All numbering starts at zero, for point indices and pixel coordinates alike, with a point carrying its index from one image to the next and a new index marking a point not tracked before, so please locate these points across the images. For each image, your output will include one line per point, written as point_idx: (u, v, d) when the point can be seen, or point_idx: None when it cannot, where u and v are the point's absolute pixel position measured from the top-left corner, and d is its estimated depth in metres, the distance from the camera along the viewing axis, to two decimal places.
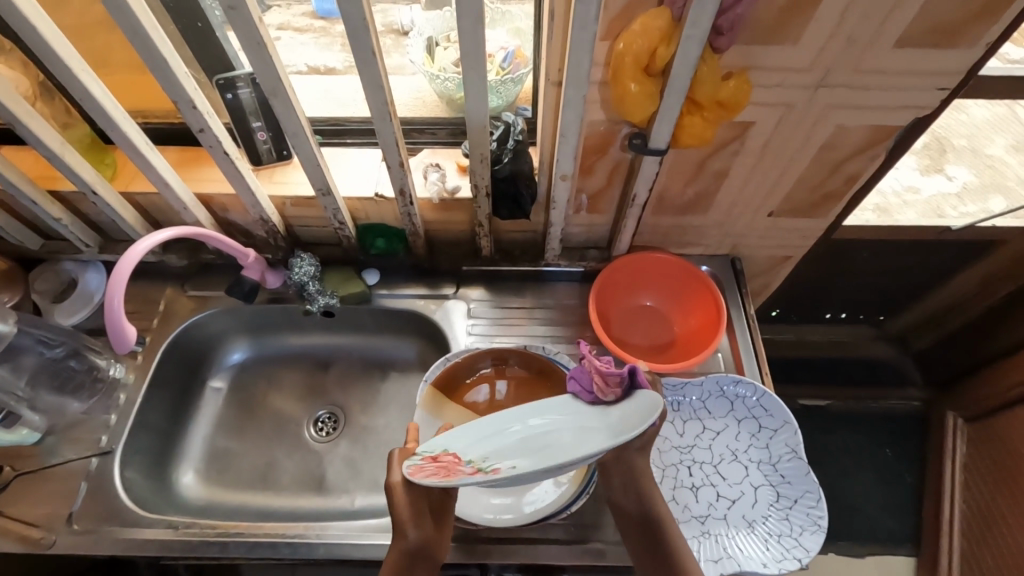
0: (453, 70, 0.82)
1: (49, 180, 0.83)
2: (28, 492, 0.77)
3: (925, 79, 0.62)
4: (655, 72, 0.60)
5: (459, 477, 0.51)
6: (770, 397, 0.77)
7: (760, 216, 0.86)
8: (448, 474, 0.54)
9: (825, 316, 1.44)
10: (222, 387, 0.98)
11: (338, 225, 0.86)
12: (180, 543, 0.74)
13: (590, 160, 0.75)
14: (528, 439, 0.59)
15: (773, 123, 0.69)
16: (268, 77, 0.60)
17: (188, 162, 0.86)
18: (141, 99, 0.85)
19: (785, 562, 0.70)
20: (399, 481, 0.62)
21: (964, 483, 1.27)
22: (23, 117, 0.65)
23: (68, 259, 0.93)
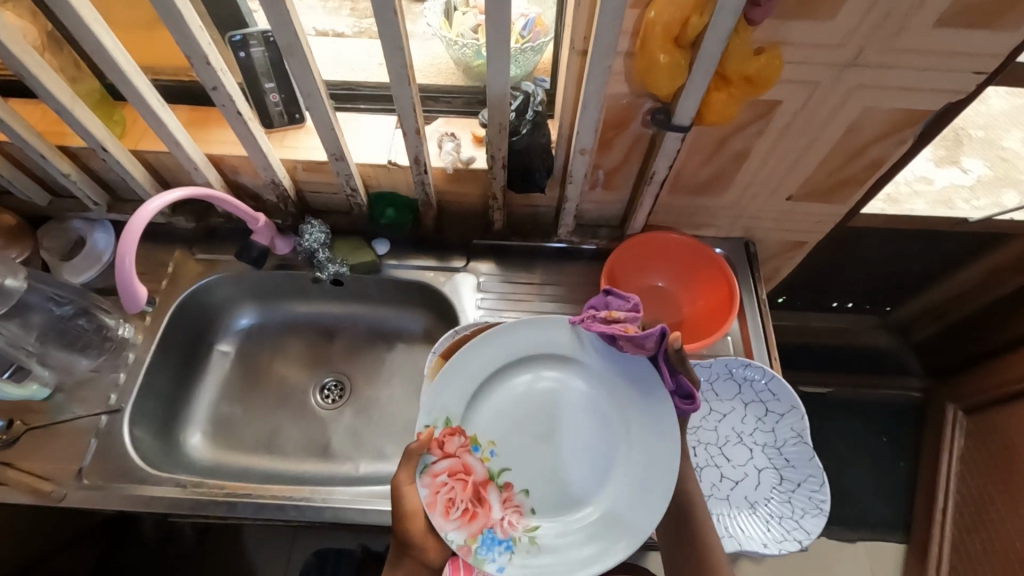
0: (472, 37, 0.79)
1: (57, 135, 0.81)
2: (37, 446, 0.78)
3: (962, 62, 0.60)
4: (684, 44, 0.58)
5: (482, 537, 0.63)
6: (779, 381, 0.75)
7: (778, 199, 0.84)
8: (469, 517, 0.63)
9: (832, 303, 1.44)
10: (230, 351, 0.98)
11: (350, 192, 0.85)
12: (189, 501, 0.75)
13: (610, 134, 0.74)
14: (528, 408, 0.70)
15: (800, 103, 0.67)
16: (285, 34, 0.58)
17: (198, 121, 0.85)
18: (151, 55, 0.82)
19: (786, 543, 0.71)
20: (405, 481, 0.63)
21: (959, 473, 1.29)
22: (33, 68, 0.63)
23: (76, 216, 0.92)
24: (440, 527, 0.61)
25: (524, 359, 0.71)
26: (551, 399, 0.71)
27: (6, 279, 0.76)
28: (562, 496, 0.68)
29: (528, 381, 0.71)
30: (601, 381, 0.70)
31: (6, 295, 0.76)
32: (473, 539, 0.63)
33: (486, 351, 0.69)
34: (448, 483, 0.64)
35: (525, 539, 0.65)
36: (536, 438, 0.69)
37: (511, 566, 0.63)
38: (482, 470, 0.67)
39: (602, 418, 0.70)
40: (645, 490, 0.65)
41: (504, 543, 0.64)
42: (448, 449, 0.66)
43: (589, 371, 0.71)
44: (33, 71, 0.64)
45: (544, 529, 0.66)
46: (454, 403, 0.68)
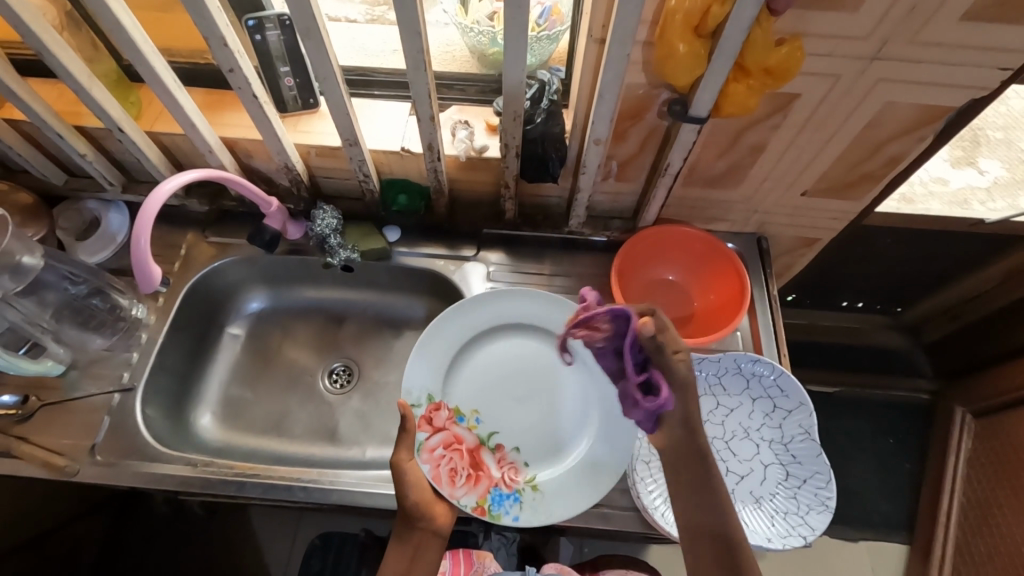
0: (488, 24, 0.78)
1: (74, 116, 0.82)
2: (52, 422, 0.79)
3: (988, 57, 0.59)
4: (705, 33, 0.57)
5: (491, 494, 0.73)
6: (788, 377, 0.76)
7: (792, 194, 0.83)
8: (474, 480, 0.74)
9: (842, 302, 1.43)
10: (240, 334, 0.99)
11: (363, 178, 0.85)
12: (199, 480, 0.76)
13: (625, 125, 0.73)
14: (500, 375, 0.82)
15: (820, 96, 0.66)
16: (303, 16, 0.58)
17: (213, 104, 0.85)
18: (168, 37, 0.82)
19: (791, 539, 0.70)
20: (405, 460, 0.70)
21: (965, 476, 1.28)
22: (52, 47, 0.64)
23: (90, 197, 0.92)
24: (449, 495, 0.71)
25: (485, 333, 0.84)
26: (517, 364, 0.83)
27: (23, 256, 0.76)
28: (546, 446, 0.78)
29: (494, 352, 0.84)
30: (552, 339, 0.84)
31: (21, 273, 0.76)
32: (483, 498, 0.73)
33: (449, 332, 0.82)
34: (446, 455, 0.74)
35: (527, 488, 0.75)
36: (515, 400, 0.81)
37: (523, 513, 0.73)
38: (473, 437, 0.78)
39: (562, 370, 0.82)
40: (615, 422, 0.78)
41: (511, 495, 0.74)
42: (437, 424, 0.77)
43: (541, 333, 0.84)
44: (53, 50, 0.64)
45: (540, 475, 0.77)
46: (433, 381, 0.80)
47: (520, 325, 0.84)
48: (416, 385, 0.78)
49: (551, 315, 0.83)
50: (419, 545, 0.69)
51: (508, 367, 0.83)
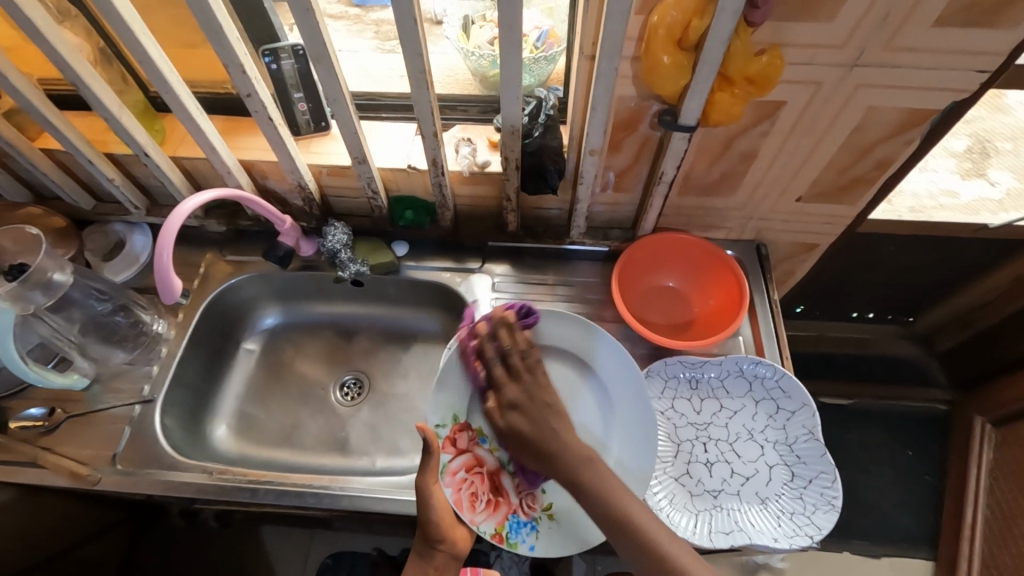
0: (488, 48, 0.82)
1: (103, 143, 0.88)
2: (76, 433, 0.83)
3: (965, 59, 0.62)
4: (687, 46, 0.61)
5: (510, 526, 0.72)
6: (790, 379, 0.77)
7: (787, 200, 0.86)
8: (494, 509, 0.72)
9: (851, 313, 1.43)
10: (255, 349, 1.02)
11: (372, 195, 0.89)
12: (214, 487, 0.78)
13: (619, 136, 0.76)
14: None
15: (804, 102, 0.69)
16: (314, 42, 0.63)
17: (232, 130, 0.91)
18: (189, 70, 0.88)
19: (797, 538, 0.71)
20: (425, 484, 0.70)
21: (988, 487, 1.25)
22: (87, 79, 0.69)
23: (117, 220, 0.98)
24: (469, 520, 0.70)
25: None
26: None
27: (55, 273, 0.80)
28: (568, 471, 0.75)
29: None
30: (575, 360, 0.79)
31: (53, 289, 0.80)
32: (501, 525, 0.72)
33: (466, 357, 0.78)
34: (467, 479, 0.73)
35: (545, 517, 0.73)
36: (538, 422, 0.77)
37: (539, 543, 0.72)
38: (493, 460, 0.75)
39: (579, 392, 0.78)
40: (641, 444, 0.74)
41: (528, 523, 0.72)
42: (460, 445, 0.75)
43: (563, 353, 0.80)
44: (87, 82, 0.70)
45: (558, 504, 0.73)
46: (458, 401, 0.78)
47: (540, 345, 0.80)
48: (440, 404, 0.77)
49: (572, 334, 0.79)
50: (438, 565, 0.70)
51: None
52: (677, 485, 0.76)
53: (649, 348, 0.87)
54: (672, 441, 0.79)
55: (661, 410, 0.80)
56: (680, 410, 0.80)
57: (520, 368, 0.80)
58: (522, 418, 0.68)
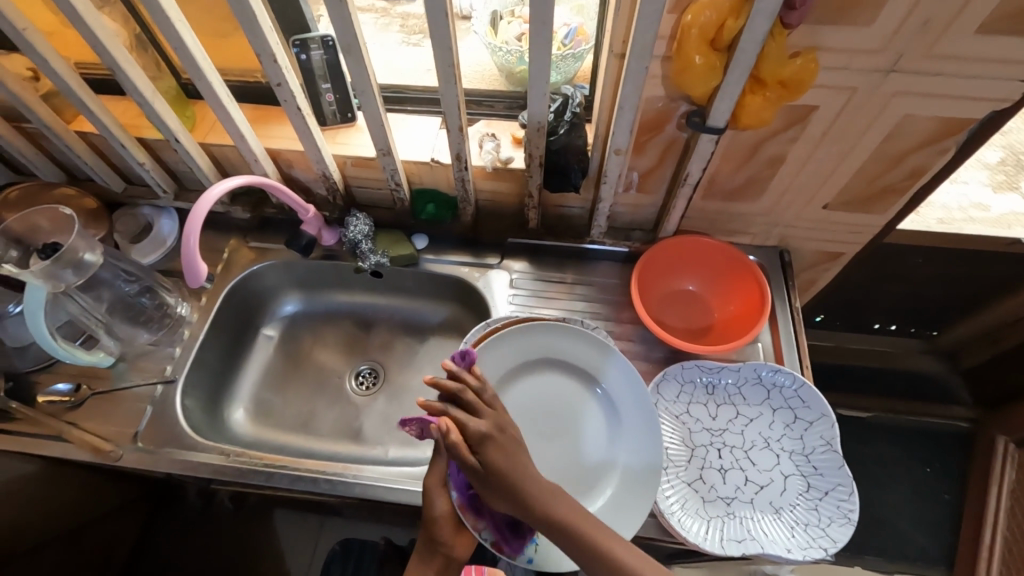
0: (516, 44, 0.82)
1: (135, 128, 0.89)
2: (100, 410, 0.85)
3: (1008, 68, 0.60)
4: (720, 47, 0.60)
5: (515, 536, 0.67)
6: (809, 388, 0.76)
7: (814, 207, 0.84)
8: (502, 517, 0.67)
9: (873, 325, 1.40)
10: (274, 335, 1.04)
11: (394, 187, 0.89)
12: (230, 469, 0.79)
13: (644, 136, 0.76)
14: (532, 411, 0.78)
15: (837, 107, 0.67)
16: (345, 33, 0.63)
17: (260, 118, 0.92)
18: (221, 58, 0.90)
19: (810, 550, 0.70)
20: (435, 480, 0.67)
21: (1009, 509, 1.22)
22: (122, 64, 0.71)
23: (146, 204, 1.00)
24: (471, 526, 0.65)
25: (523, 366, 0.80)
26: (550, 400, 0.79)
27: (85, 253, 0.81)
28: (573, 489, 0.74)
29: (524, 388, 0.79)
30: (587, 378, 0.79)
31: (83, 269, 0.81)
32: (504, 534, 0.66)
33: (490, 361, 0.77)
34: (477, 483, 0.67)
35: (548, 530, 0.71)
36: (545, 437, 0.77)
37: (539, 556, 0.70)
38: None
39: (590, 409, 0.78)
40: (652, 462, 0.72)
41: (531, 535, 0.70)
42: None
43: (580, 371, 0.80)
44: (123, 67, 0.71)
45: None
46: None
47: (549, 359, 0.80)
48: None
49: (588, 352, 0.79)
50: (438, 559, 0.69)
51: (537, 405, 0.78)
52: (689, 490, 0.75)
53: (666, 352, 0.87)
54: (686, 445, 0.78)
55: (676, 414, 0.80)
56: (695, 415, 0.80)
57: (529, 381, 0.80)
58: (498, 451, 0.60)
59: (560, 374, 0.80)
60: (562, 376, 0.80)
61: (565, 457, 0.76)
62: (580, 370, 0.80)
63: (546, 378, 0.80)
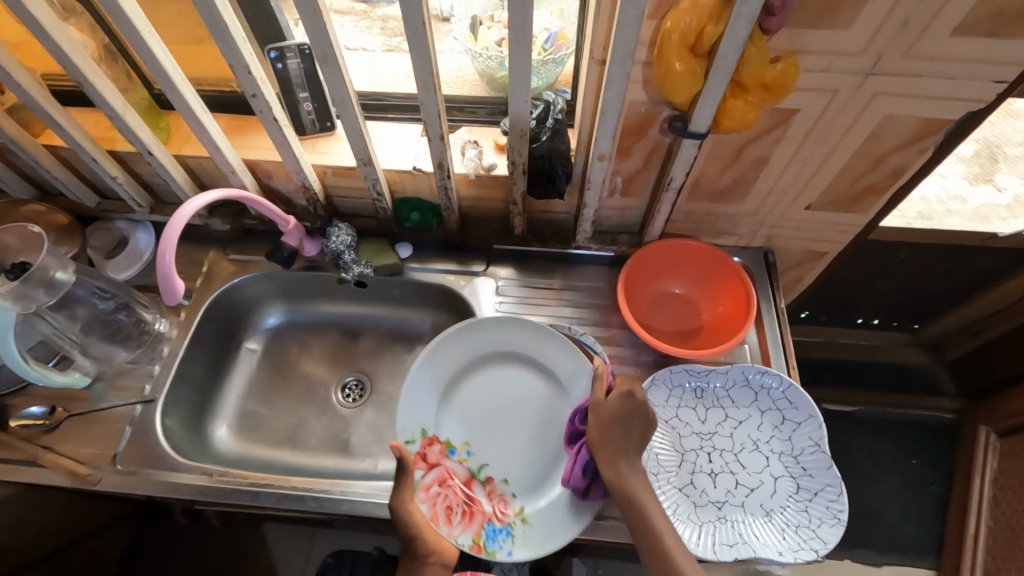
0: (496, 49, 0.81)
1: (108, 141, 0.87)
2: (78, 432, 0.82)
3: (982, 69, 0.61)
4: (700, 52, 0.60)
5: (486, 533, 0.74)
6: (796, 389, 0.76)
7: (797, 208, 0.84)
8: (471, 518, 0.74)
9: (857, 319, 1.42)
10: (257, 349, 1.02)
11: (377, 196, 0.88)
12: (215, 489, 0.77)
13: (628, 141, 0.75)
14: (484, 408, 0.82)
15: (817, 110, 0.67)
16: (321, 44, 0.62)
17: (237, 129, 0.90)
18: (195, 67, 0.88)
19: (802, 552, 0.70)
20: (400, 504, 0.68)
21: (993, 498, 1.24)
22: (92, 78, 0.69)
23: (120, 218, 0.98)
24: (447, 534, 0.71)
25: (470, 362, 0.84)
26: (495, 393, 0.83)
27: (57, 272, 0.80)
28: (538, 475, 0.78)
29: (473, 391, 0.83)
30: (527, 363, 0.84)
31: (55, 288, 0.80)
32: (478, 535, 0.73)
33: (428, 371, 0.81)
34: (441, 492, 0.75)
35: (519, 521, 0.76)
36: (504, 430, 0.81)
37: (517, 547, 0.74)
38: (463, 470, 0.79)
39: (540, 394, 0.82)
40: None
41: (503, 529, 0.75)
42: (430, 459, 0.77)
43: (532, 361, 0.83)
44: (92, 80, 0.69)
45: (530, 508, 0.77)
46: (423, 415, 0.80)
47: (486, 355, 0.84)
48: (410, 421, 0.78)
49: (523, 338, 0.83)
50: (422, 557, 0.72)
51: (484, 403, 0.83)
52: (681, 495, 0.75)
53: (655, 355, 0.87)
54: (677, 450, 0.78)
55: (666, 419, 0.79)
56: (685, 419, 0.80)
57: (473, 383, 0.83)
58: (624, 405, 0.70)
59: (507, 366, 0.84)
60: (512, 367, 0.84)
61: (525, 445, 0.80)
62: (530, 360, 0.83)
63: (495, 371, 0.84)
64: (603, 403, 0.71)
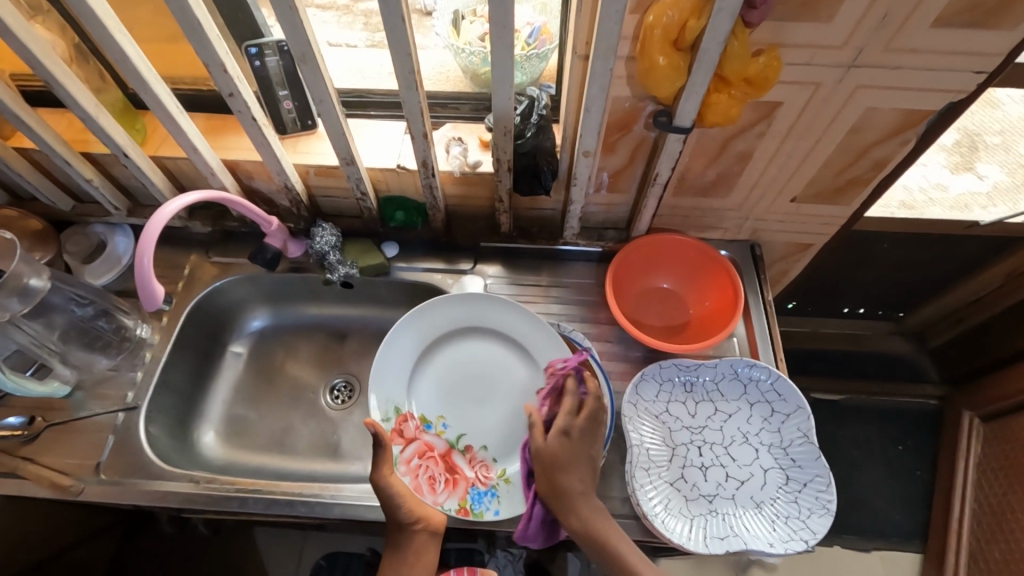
0: (478, 45, 0.80)
1: (82, 143, 0.85)
2: (58, 442, 0.81)
3: (962, 61, 0.61)
4: (683, 46, 0.59)
5: (472, 496, 0.75)
6: (784, 381, 0.77)
7: (782, 200, 0.85)
8: (455, 483, 0.75)
9: (843, 309, 1.43)
10: (243, 352, 1.00)
11: (361, 196, 0.87)
12: (202, 496, 0.76)
13: (613, 136, 0.75)
14: (458, 382, 0.84)
15: (801, 103, 0.67)
16: (298, 42, 0.61)
17: (215, 129, 0.88)
18: (170, 66, 0.86)
19: (792, 543, 0.70)
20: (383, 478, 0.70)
21: (976, 482, 1.26)
22: (61, 78, 0.67)
23: (97, 221, 0.95)
24: (432, 501, 0.73)
25: (441, 337, 0.85)
26: (468, 367, 0.84)
27: (30, 279, 0.78)
28: (514, 441, 0.80)
29: (446, 366, 0.85)
30: (497, 335, 0.85)
31: (30, 295, 0.78)
32: (464, 499, 0.74)
33: (399, 349, 0.82)
34: (421, 464, 0.76)
35: (502, 483, 0.77)
36: (478, 401, 0.83)
37: (503, 507, 0.75)
38: (442, 443, 0.80)
39: (511, 365, 0.84)
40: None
41: (488, 491, 0.76)
42: (408, 434, 0.78)
43: (504, 334, 0.84)
44: (61, 81, 0.67)
45: (512, 469, 0.78)
46: (397, 395, 0.81)
47: (456, 330, 0.85)
48: (382, 399, 0.80)
49: (490, 312, 0.84)
50: (417, 548, 0.71)
51: (458, 377, 0.84)
52: (672, 490, 0.75)
53: (644, 350, 0.87)
54: (667, 445, 0.78)
55: (656, 414, 0.79)
56: (675, 413, 0.80)
57: (446, 360, 0.85)
58: (565, 445, 0.70)
59: (478, 339, 0.85)
60: (484, 340, 0.85)
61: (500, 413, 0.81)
62: (501, 334, 0.84)
63: (467, 344, 0.85)
64: (544, 448, 0.69)
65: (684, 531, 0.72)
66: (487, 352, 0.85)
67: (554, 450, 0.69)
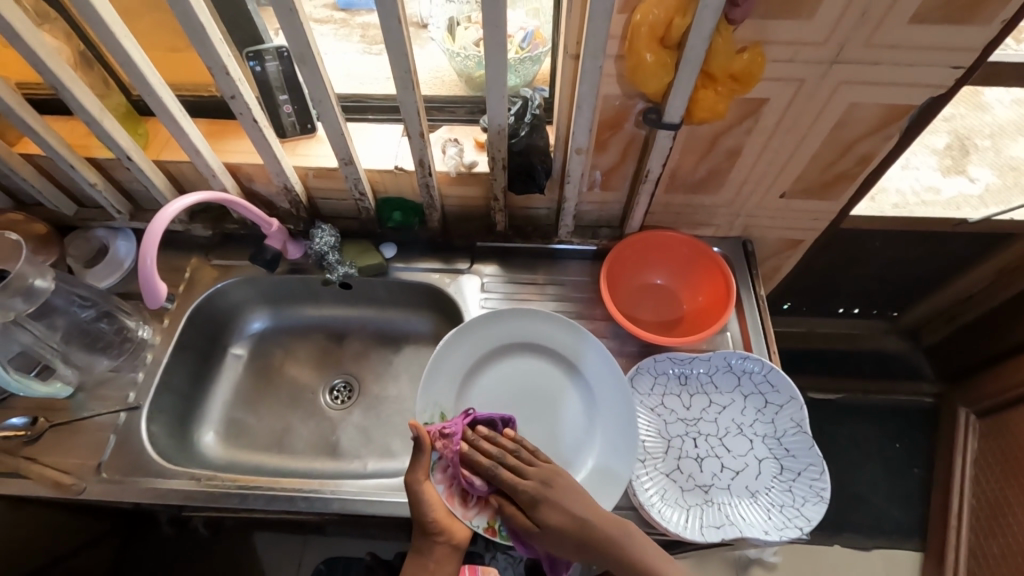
0: (474, 49, 0.83)
1: (84, 148, 0.86)
2: (59, 443, 0.81)
3: (940, 55, 0.63)
4: (671, 44, 0.62)
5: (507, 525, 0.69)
6: (777, 372, 0.78)
7: (771, 197, 0.87)
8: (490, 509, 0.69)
9: (838, 309, 1.44)
10: (243, 354, 1.01)
11: (359, 196, 0.89)
12: (202, 493, 0.77)
13: (604, 135, 0.77)
14: (503, 399, 0.82)
15: (787, 99, 0.69)
16: (298, 43, 0.63)
17: (216, 133, 0.90)
18: (173, 73, 0.88)
19: (787, 530, 0.71)
20: (419, 480, 0.67)
21: (974, 477, 1.27)
22: (68, 83, 0.69)
23: (99, 226, 0.97)
24: (463, 515, 0.68)
25: (489, 352, 0.84)
26: (514, 385, 0.83)
27: (36, 280, 0.79)
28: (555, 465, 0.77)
29: (490, 381, 0.83)
30: (547, 352, 0.84)
31: (34, 296, 0.79)
32: (494, 519, 0.69)
33: (450, 358, 0.81)
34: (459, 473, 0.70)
35: None
36: (523, 419, 0.80)
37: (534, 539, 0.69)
38: None
39: (566, 390, 0.82)
40: (622, 445, 0.75)
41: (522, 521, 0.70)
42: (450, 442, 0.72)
43: (555, 355, 0.84)
44: (68, 86, 0.69)
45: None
46: (443, 399, 0.80)
47: (505, 345, 0.84)
48: (428, 403, 0.78)
49: (544, 329, 0.83)
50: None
51: (502, 394, 0.82)
52: (668, 480, 0.76)
53: (639, 345, 0.88)
54: (663, 436, 0.79)
55: (652, 406, 0.81)
56: (670, 406, 0.81)
57: (491, 375, 0.83)
58: (550, 508, 0.66)
59: (536, 358, 0.84)
60: (530, 357, 0.84)
61: (546, 433, 0.79)
62: (562, 356, 0.83)
63: (521, 362, 0.84)
64: (549, 524, 0.65)
65: (684, 521, 0.72)
66: (535, 370, 0.84)
67: (547, 513, 0.65)
